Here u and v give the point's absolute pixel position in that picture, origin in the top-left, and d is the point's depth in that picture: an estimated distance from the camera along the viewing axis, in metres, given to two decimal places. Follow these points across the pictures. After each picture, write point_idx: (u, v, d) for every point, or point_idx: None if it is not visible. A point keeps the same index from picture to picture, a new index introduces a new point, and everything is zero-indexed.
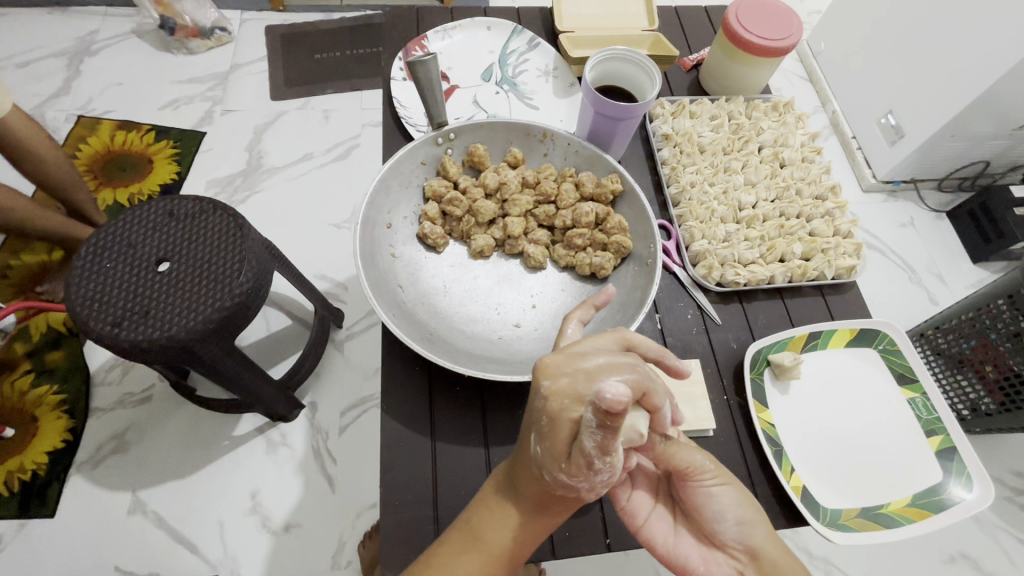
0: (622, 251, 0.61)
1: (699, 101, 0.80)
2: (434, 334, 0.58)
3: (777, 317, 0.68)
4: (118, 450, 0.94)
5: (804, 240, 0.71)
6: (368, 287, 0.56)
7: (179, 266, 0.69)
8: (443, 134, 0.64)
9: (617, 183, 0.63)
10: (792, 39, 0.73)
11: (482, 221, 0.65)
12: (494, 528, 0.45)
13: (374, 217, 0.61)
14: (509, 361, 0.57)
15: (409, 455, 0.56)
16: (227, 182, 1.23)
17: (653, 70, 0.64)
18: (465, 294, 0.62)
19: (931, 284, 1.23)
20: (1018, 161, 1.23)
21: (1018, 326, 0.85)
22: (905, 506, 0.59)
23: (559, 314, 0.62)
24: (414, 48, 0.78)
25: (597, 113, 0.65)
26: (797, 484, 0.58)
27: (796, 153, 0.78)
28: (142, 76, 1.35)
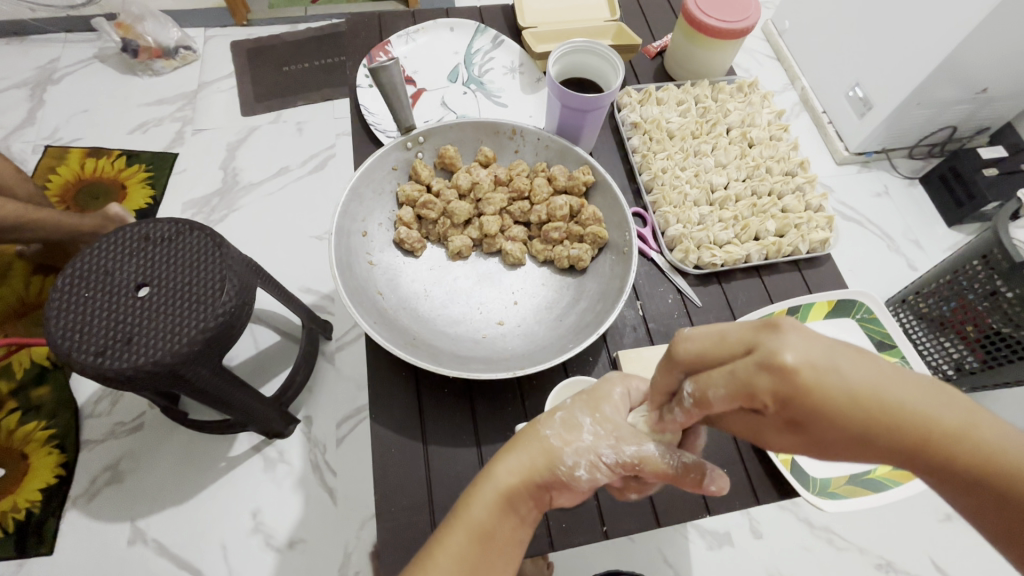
0: (598, 241, 0.62)
1: (665, 88, 0.80)
2: (416, 338, 0.57)
3: (756, 295, 0.68)
4: (113, 481, 0.93)
5: (776, 217, 0.72)
6: (347, 295, 0.56)
7: (159, 290, 0.69)
8: (412, 138, 0.64)
9: (589, 175, 0.63)
10: (751, 21, 0.74)
11: (457, 222, 0.64)
12: (470, 500, 0.44)
13: (350, 226, 0.61)
14: (493, 360, 0.57)
15: (402, 460, 0.56)
16: (204, 202, 1.22)
17: (615, 60, 0.65)
18: (445, 297, 0.62)
19: (909, 251, 1.26)
20: (984, 123, 1.26)
21: (993, 285, 0.88)
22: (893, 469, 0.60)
23: (541, 309, 0.62)
24: (378, 53, 0.78)
25: (563, 106, 0.65)
26: (786, 457, 0.59)
27: (764, 132, 0.79)
28: (108, 101, 1.33)
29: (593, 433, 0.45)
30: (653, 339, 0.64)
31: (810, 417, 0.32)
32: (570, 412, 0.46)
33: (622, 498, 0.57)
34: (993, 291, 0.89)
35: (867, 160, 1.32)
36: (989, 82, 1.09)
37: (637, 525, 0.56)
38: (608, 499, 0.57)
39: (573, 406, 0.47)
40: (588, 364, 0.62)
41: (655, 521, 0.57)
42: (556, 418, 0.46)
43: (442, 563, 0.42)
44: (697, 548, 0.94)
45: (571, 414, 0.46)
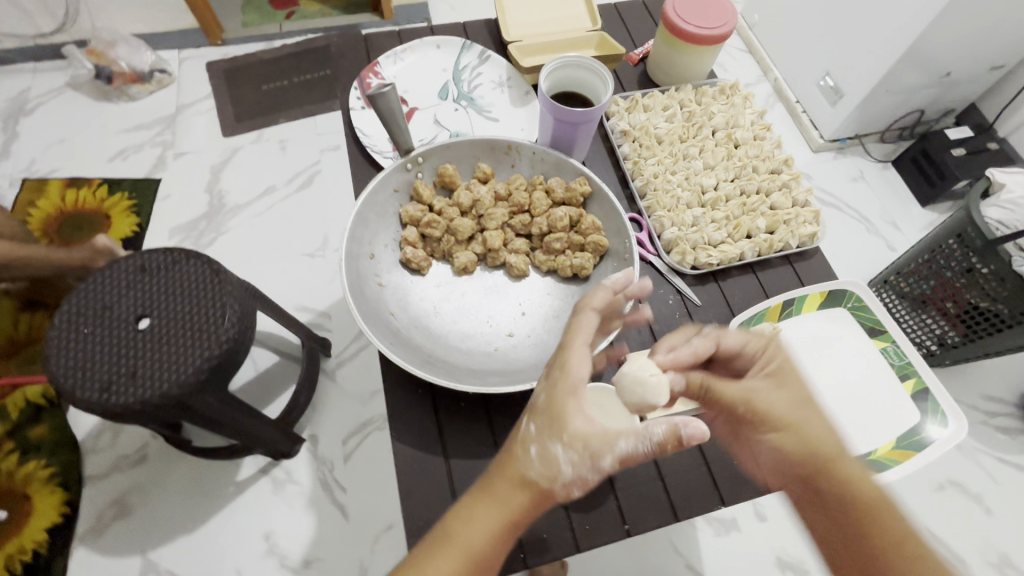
0: (600, 249, 0.64)
1: (650, 94, 0.82)
2: (432, 355, 0.59)
3: (752, 291, 0.72)
4: (121, 515, 0.92)
5: (765, 214, 0.74)
6: (361, 315, 0.57)
7: (160, 321, 0.68)
8: (411, 159, 0.65)
9: (586, 185, 0.65)
10: (729, 26, 0.77)
11: (462, 238, 0.66)
12: (460, 530, 0.45)
13: (357, 250, 0.62)
14: (508, 373, 0.58)
15: (425, 475, 0.57)
16: (191, 227, 1.21)
17: (602, 72, 0.66)
18: (455, 312, 0.63)
19: (887, 232, 1.30)
20: (949, 105, 1.32)
21: (968, 262, 0.92)
22: (890, 449, 0.64)
23: (549, 317, 0.64)
24: (368, 75, 0.79)
25: (556, 120, 0.66)
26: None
27: (748, 133, 0.81)
28: (84, 129, 1.31)
29: (569, 459, 0.45)
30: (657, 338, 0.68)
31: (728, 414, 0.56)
32: (544, 442, 0.46)
33: (639, 496, 0.61)
34: (968, 268, 0.93)
35: (841, 147, 1.36)
36: (952, 66, 1.13)
37: (657, 522, 0.60)
38: (626, 498, 0.61)
39: (542, 433, 0.47)
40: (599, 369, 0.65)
41: (673, 515, 0.61)
42: (534, 453, 0.46)
43: None
44: (705, 536, 0.96)
45: (546, 447, 0.46)
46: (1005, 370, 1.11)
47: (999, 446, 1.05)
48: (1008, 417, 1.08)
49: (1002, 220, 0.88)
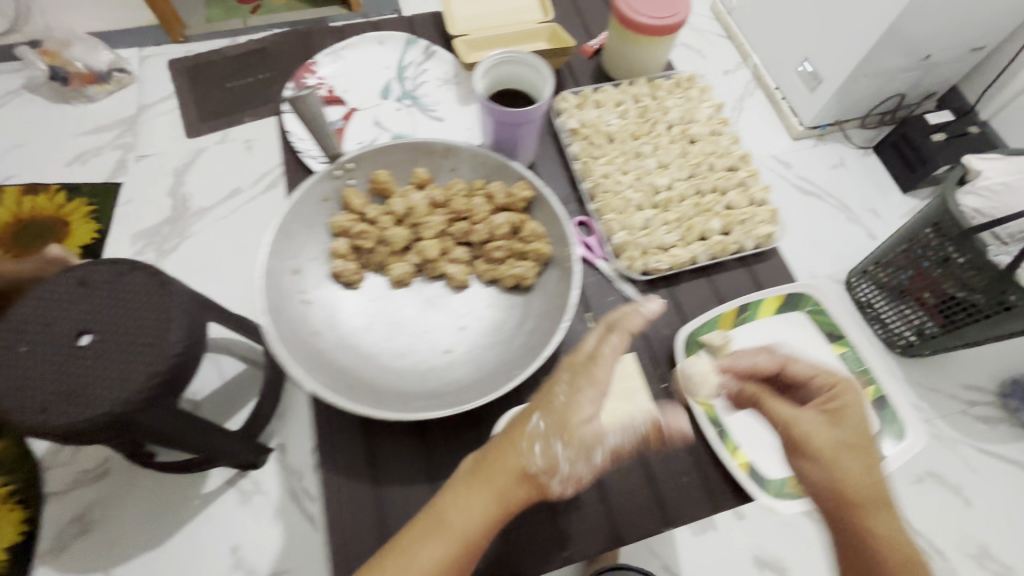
0: (541, 257, 0.67)
1: (602, 90, 0.85)
2: (357, 377, 0.62)
3: (704, 297, 0.81)
4: (83, 531, 0.90)
5: (720, 214, 0.79)
6: (277, 338, 0.60)
7: (103, 336, 0.65)
8: (340, 166, 0.68)
9: (527, 191, 0.69)
10: (680, 16, 0.78)
11: (396, 250, 0.69)
12: (458, 516, 0.55)
13: (278, 266, 0.65)
14: (437, 393, 0.62)
15: (353, 499, 0.68)
16: (154, 232, 1.17)
17: (539, 66, 0.67)
18: (390, 327, 0.66)
19: (867, 219, 1.28)
20: (931, 88, 1.29)
21: (946, 251, 0.91)
22: (836, 463, 0.76)
23: (485, 331, 0.67)
24: (305, 75, 0.80)
25: (496, 121, 0.69)
26: (743, 461, 0.75)
27: (704, 128, 0.85)
28: (41, 132, 1.26)
29: (569, 456, 0.58)
30: (604, 348, 0.74)
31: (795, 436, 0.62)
32: (548, 442, 0.58)
33: (583, 523, 0.70)
34: (946, 257, 0.91)
35: (821, 133, 1.34)
36: (931, 48, 1.11)
37: (592, 547, 0.68)
38: (571, 523, 0.69)
39: (547, 433, 0.58)
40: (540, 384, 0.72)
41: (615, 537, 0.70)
42: (536, 452, 0.58)
43: (426, 563, 0.53)
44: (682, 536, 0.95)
45: (550, 446, 0.58)
46: (985, 358, 1.09)
47: (978, 435, 1.04)
48: (987, 406, 1.06)
49: (977, 209, 0.86)
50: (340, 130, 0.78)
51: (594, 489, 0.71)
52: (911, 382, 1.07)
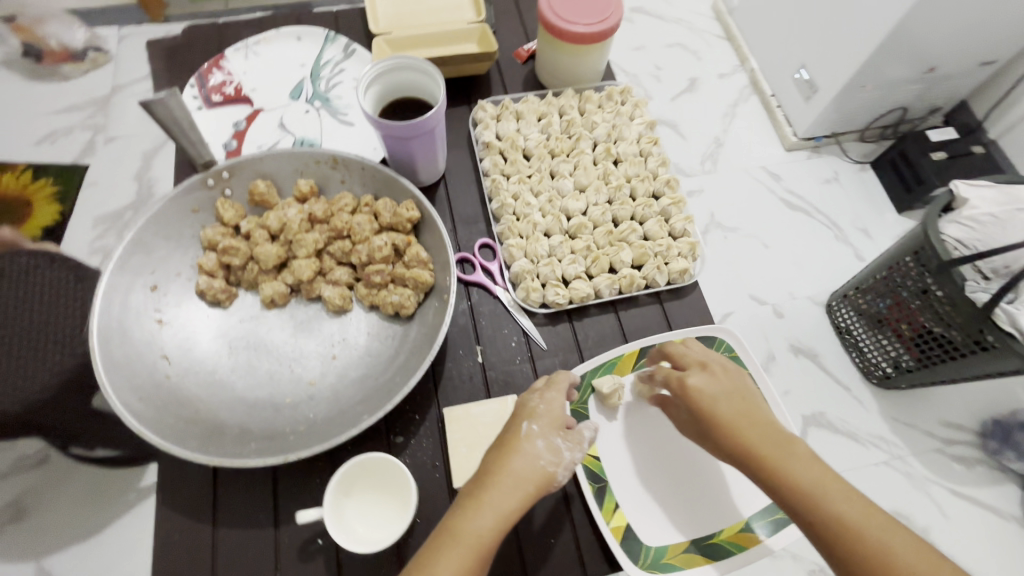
0: (421, 286, 0.62)
1: (524, 100, 0.78)
2: (200, 409, 0.58)
3: (609, 333, 0.70)
4: (14, 519, 0.88)
5: (634, 245, 0.71)
6: (105, 363, 0.55)
7: (8, 334, 0.63)
8: (212, 175, 0.65)
9: (414, 211, 0.64)
10: (611, 21, 0.71)
11: (268, 268, 0.65)
12: (473, 523, 0.49)
13: (131, 281, 0.62)
14: (282, 435, 0.58)
15: (193, 542, 0.60)
16: (115, 216, 1.15)
17: (433, 73, 0.62)
18: (252, 352, 0.63)
19: (858, 241, 1.14)
20: (937, 102, 1.17)
21: (925, 282, 0.84)
22: (734, 532, 0.65)
23: (357, 358, 0.63)
24: (211, 71, 0.78)
25: (387, 136, 0.62)
26: (618, 523, 0.64)
27: (632, 147, 0.77)
28: (13, 109, 1.25)
29: (569, 446, 0.55)
30: (489, 389, 0.66)
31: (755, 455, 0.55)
32: (549, 437, 0.54)
33: None
34: (924, 289, 0.84)
35: (816, 145, 1.22)
36: (936, 60, 1.01)
37: None
38: None
39: (544, 430, 0.55)
40: (413, 424, 0.63)
41: None
42: (540, 446, 0.54)
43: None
44: None
45: (550, 438, 0.55)
46: (966, 396, 1.02)
47: (956, 478, 0.97)
48: (967, 447, 0.99)
49: (960, 240, 0.80)
50: (242, 132, 0.76)
51: None
52: (886, 415, 1.00)
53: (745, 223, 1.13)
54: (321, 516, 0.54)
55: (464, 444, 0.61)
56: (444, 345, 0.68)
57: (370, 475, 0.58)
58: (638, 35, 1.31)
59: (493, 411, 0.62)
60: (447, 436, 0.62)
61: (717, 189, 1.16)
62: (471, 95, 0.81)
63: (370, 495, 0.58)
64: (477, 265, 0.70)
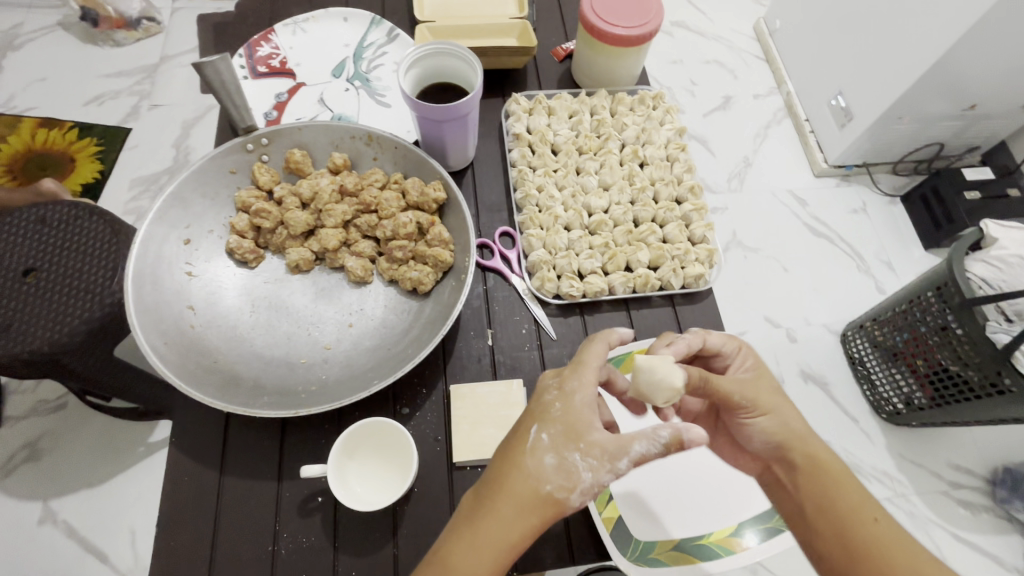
0: (440, 264, 0.62)
1: (557, 96, 0.79)
2: (218, 361, 0.58)
3: (619, 330, 0.67)
4: (30, 459, 0.92)
5: (651, 246, 0.70)
6: (135, 310, 0.56)
7: (48, 277, 0.67)
8: (252, 140, 0.65)
9: (441, 191, 0.64)
10: (650, 26, 0.71)
11: (296, 234, 0.65)
12: (468, 551, 0.45)
13: (166, 231, 0.61)
14: (294, 393, 0.57)
15: (195, 488, 0.56)
16: (152, 180, 1.19)
17: (472, 60, 0.64)
18: (272, 312, 0.62)
19: (880, 273, 1.12)
20: (975, 141, 1.15)
21: (945, 319, 0.82)
22: (725, 536, 0.62)
23: (374, 329, 0.62)
24: (259, 43, 0.81)
25: (422, 117, 0.63)
26: (610, 515, 0.61)
27: (659, 151, 0.77)
28: (66, 70, 1.30)
29: (588, 467, 0.46)
30: (496, 372, 0.63)
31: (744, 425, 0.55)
32: (559, 453, 0.47)
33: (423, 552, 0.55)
34: (944, 325, 0.82)
35: (846, 173, 1.20)
36: (978, 99, 1.00)
37: None
38: (407, 546, 0.54)
39: (556, 443, 0.48)
40: (420, 396, 0.61)
41: None
42: (547, 463, 0.47)
43: None
44: None
45: (562, 455, 0.47)
46: (979, 441, 1.00)
47: (959, 522, 0.94)
48: (974, 492, 0.97)
49: (985, 279, 0.78)
50: (282, 104, 0.79)
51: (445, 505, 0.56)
52: (893, 450, 0.98)
53: (768, 245, 1.12)
54: (324, 473, 0.53)
55: (468, 421, 0.59)
56: (455, 324, 0.65)
57: (375, 438, 0.57)
58: (675, 49, 1.31)
59: (499, 394, 0.61)
60: (451, 411, 0.60)
61: (741, 208, 1.15)
62: (506, 88, 0.82)
63: (371, 460, 0.57)
64: (496, 250, 0.70)
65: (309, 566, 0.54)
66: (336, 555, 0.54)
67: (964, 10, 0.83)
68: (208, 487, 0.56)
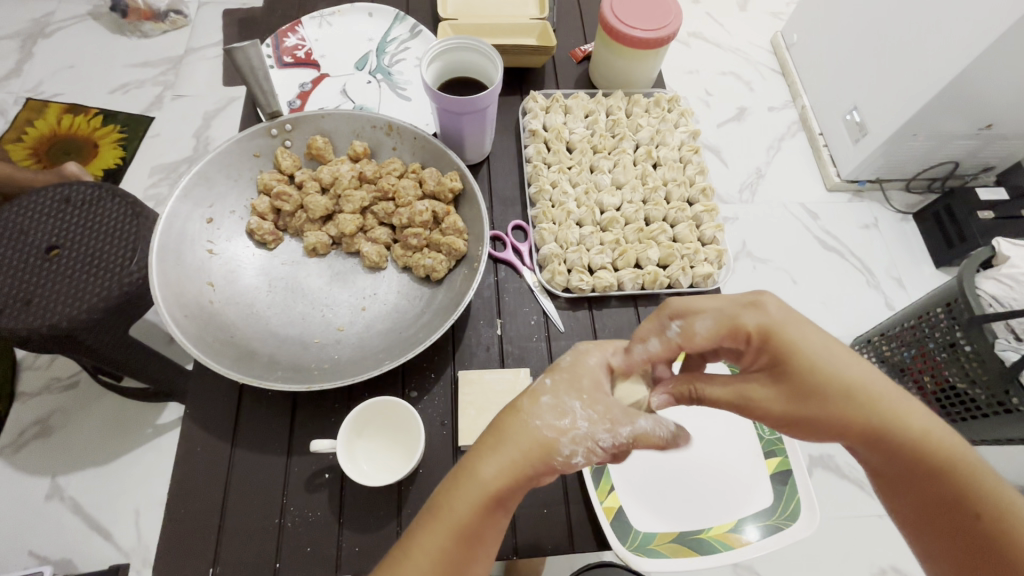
0: (454, 253, 0.63)
1: (574, 96, 0.80)
2: (233, 337, 0.59)
3: (626, 325, 0.67)
4: (40, 435, 0.94)
5: (661, 245, 0.70)
6: (157, 283, 0.57)
7: (71, 255, 0.68)
8: (277, 125, 0.66)
9: (457, 182, 0.65)
10: (669, 30, 0.72)
11: (314, 218, 0.66)
12: (452, 496, 0.39)
13: (188, 210, 0.63)
14: (307, 370, 0.58)
15: (205, 461, 0.56)
16: (172, 168, 1.22)
17: (493, 56, 0.65)
18: (288, 293, 0.63)
19: (891, 289, 1.12)
20: (991, 161, 1.14)
21: (953, 336, 0.80)
22: (726, 531, 0.57)
23: (387, 314, 0.63)
24: (286, 34, 0.83)
25: (442, 109, 0.65)
26: (611, 504, 0.56)
27: (672, 153, 0.78)
28: (94, 59, 1.33)
29: (588, 417, 0.42)
30: (504, 361, 0.64)
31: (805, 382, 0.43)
32: (558, 395, 0.43)
33: None
34: (952, 343, 0.80)
35: (860, 189, 1.20)
36: (994, 119, 0.99)
37: None
38: (409, 528, 0.55)
39: (557, 388, 0.44)
40: (427, 381, 0.62)
41: None
42: (544, 404, 0.42)
43: (423, 563, 0.38)
44: None
45: (561, 398, 0.43)
46: (985, 462, 0.99)
47: None
48: None
49: (996, 296, 0.77)
50: (305, 94, 0.81)
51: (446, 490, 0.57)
52: None
53: (778, 255, 1.12)
54: (333, 448, 0.54)
55: (474, 407, 0.59)
56: (466, 313, 0.66)
57: (384, 419, 0.58)
58: (692, 59, 1.32)
59: (506, 381, 0.61)
60: (459, 395, 0.60)
61: (752, 218, 1.16)
62: (524, 87, 0.83)
63: (379, 440, 0.58)
64: (509, 243, 0.70)
65: (314, 540, 0.54)
66: (340, 531, 0.54)
67: (982, 30, 0.83)
68: (219, 459, 0.57)
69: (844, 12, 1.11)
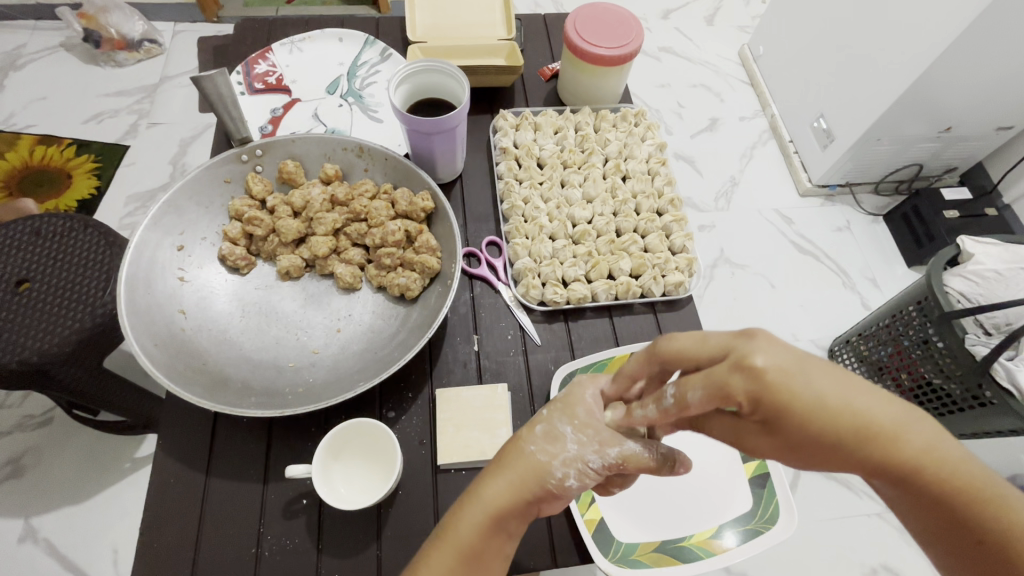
0: (428, 271, 0.63)
1: (544, 113, 0.81)
2: (205, 363, 0.58)
3: (601, 336, 0.67)
4: (13, 475, 0.90)
5: (633, 255, 0.72)
6: (126, 312, 0.56)
7: (40, 288, 0.67)
8: (246, 151, 0.67)
9: (429, 201, 0.65)
10: (631, 47, 0.75)
11: (287, 242, 0.66)
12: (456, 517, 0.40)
13: (159, 239, 0.62)
14: (282, 395, 0.58)
15: (178, 493, 0.55)
16: (147, 197, 1.21)
17: (460, 77, 0.66)
18: (262, 317, 0.63)
19: (865, 290, 1.14)
20: (953, 162, 1.18)
21: (927, 332, 0.81)
22: (706, 537, 0.57)
23: (362, 335, 0.63)
24: (256, 60, 0.83)
25: (411, 130, 0.65)
26: (592, 517, 0.56)
27: (640, 166, 0.80)
28: (67, 89, 1.32)
29: (579, 441, 0.41)
30: (481, 377, 0.64)
31: (780, 417, 0.34)
32: (552, 420, 0.42)
33: (407, 551, 0.54)
34: (926, 339, 0.81)
35: (831, 193, 1.23)
36: (953, 122, 1.03)
37: None
38: (392, 549, 0.54)
39: (552, 415, 0.43)
40: (405, 401, 0.61)
41: None
42: (537, 432, 0.42)
43: None
44: None
45: (553, 424, 0.42)
46: None
47: None
48: None
49: (964, 293, 0.79)
50: (277, 118, 0.81)
51: (426, 508, 0.56)
52: None
53: (755, 260, 1.14)
54: (308, 473, 0.53)
55: (452, 424, 0.59)
56: (442, 330, 0.66)
57: (361, 440, 0.57)
58: (663, 73, 1.36)
59: (482, 397, 0.61)
60: (436, 414, 0.60)
61: (728, 226, 1.18)
62: (494, 106, 0.84)
63: (358, 462, 0.57)
64: (483, 259, 0.71)
65: (292, 568, 0.53)
66: (319, 556, 0.53)
67: (939, 29, 0.85)
68: (193, 489, 0.55)
69: (806, 25, 1.14)
